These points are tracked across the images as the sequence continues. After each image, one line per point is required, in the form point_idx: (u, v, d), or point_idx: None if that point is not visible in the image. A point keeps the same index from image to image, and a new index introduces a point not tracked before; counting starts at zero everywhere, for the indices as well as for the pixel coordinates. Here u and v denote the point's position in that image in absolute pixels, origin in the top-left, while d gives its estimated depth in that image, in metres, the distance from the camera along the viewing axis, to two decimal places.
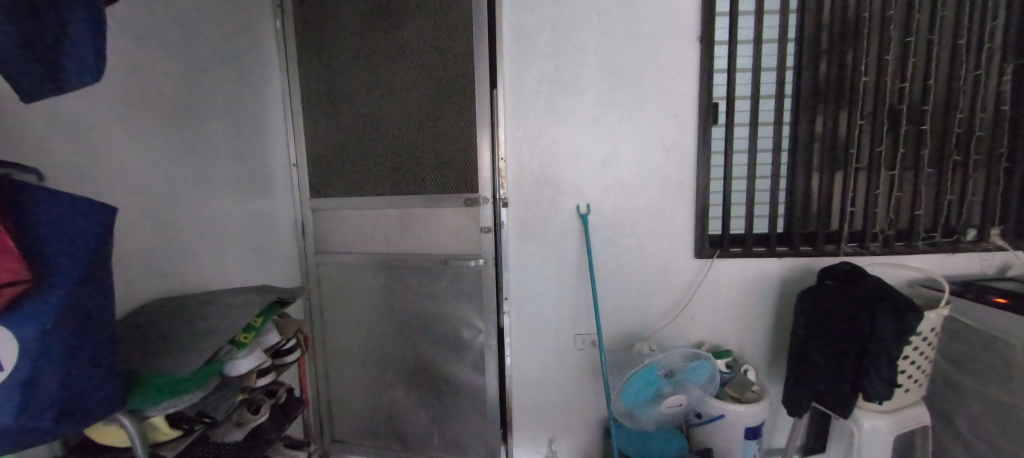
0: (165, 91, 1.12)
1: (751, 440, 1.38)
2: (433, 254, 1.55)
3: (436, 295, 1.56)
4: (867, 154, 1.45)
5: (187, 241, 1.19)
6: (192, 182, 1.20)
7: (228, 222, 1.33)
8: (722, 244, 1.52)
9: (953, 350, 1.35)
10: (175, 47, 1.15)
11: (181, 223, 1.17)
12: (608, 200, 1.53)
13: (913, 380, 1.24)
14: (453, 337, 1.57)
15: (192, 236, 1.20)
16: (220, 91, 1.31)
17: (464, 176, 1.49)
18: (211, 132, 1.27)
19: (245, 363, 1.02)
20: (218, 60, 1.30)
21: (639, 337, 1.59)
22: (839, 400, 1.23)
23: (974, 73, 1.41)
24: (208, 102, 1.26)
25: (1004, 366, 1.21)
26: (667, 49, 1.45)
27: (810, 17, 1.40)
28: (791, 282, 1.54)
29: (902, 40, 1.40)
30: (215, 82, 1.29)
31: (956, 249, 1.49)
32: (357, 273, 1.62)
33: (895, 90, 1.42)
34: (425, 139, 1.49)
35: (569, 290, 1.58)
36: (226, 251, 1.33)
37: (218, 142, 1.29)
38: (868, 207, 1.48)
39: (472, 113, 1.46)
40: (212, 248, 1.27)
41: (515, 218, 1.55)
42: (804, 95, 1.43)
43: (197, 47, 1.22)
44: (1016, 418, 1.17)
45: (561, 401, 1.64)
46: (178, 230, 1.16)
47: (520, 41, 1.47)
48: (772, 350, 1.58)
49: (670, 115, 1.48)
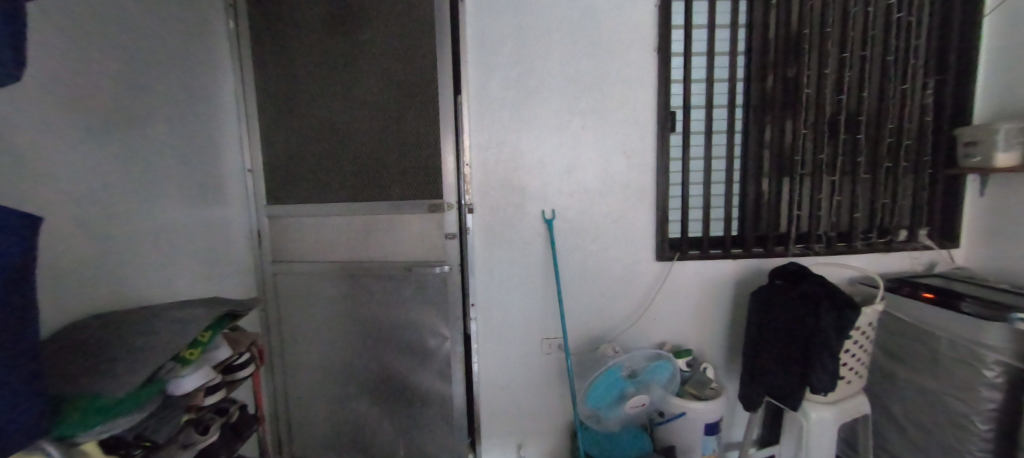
0: (102, 91, 1.05)
1: (710, 436, 1.43)
2: (398, 261, 1.53)
3: (402, 303, 1.53)
4: (811, 161, 1.54)
5: (126, 253, 1.11)
6: (134, 189, 1.13)
7: (174, 231, 1.25)
8: (681, 246, 1.58)
9: (888, 343, 1.46)
10: (113, 46, 1.08)
11: (120, 233, 1.09)
12: (573, 205, 1.55)
13: (854, 372, 1.32)
14: (418, 345, 1.54)
15: (133, 247, 1.12)
16: (167, 93, 1.24)
17: (428, 182, 1.48)
18: (155, 135, 1.19)
19: (190, 380, 0.96)
20: (165, 62, 1.24)
21: (603, 339, 1.62)
22: (790, 394, 1.29)
23: (902, 87, 1.53)
24: (152, 104, 1.19)
25: (932, 357, 1.31)
26: (626, 59, 1.50)
27: (757, 32, 1.49)
28: (744, 282, 1.61)
29: (840, 55, 1.51)
30: (163, 85, 1.23)
31: (890, 249, 1.61)
32: (317, 283, 1.57)
33: (834, 102, 1.53)
34: (389, 144, 1.46)
35: (536, 295, 1.59)
36: (174, 261, 1.25)
37: (163, 147, 1.22)
38: (813, 210, 1.57)
39: (435, 119, 1.45)
40: (156, 259, 1.19)
41: (480, 224, 1.54)
42: (754, 106, 1.51)
43: (141, 46, 1.16)
44: (943, 404, 1.27)
45: (528, 407, 1.64)
46: (117, 239, 1.09)
47: (484, 47, 1.48)
48: (729, 348, 1.65)
49: (631, 123, 1.52)
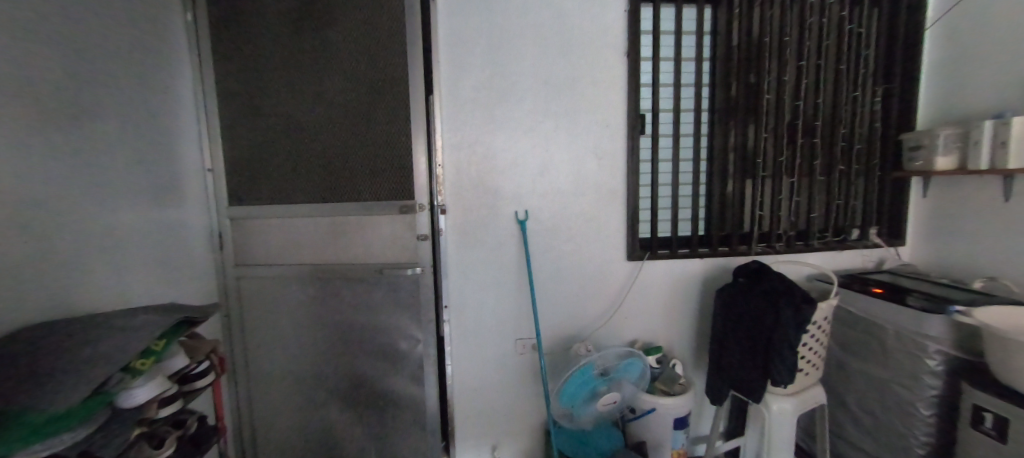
0: (49, 85, 0.98)
1: (679, 430, 1.47)
2: (368, 263, 1.50)
3: (373, 306, 1.50)
4: (772, 164, 1.61)
5: (75, 258, 1.04)
6: (84, 189, 1.06)
7: (127, 234, 1.18)
8: (651, 247, 1.62)
9: (842, 336, 1.54)
10: (61, 36, 1.01)
11: (68, 237, 1.02)
12: (546, 206, 1.56)
13: (811, 364, 1.39)
14: (390, 349, 1.52)
15: (81, 251, 1.05)
16: (120, 88, 1.17)
17: (399, 183, 1.45)
18: (106, 132, 1.12)
19: (143, 391, 0.90)
20: (118, 55, 1.17)
21: (576, 338, 1.63)
22: (753, 387, 1.34)
23: (853, 95, 1.63)
24: (103, 100, 1.11)
25: (881, 348, 1.39)
26: (597, 62, 1.52)
27: (721, 39, 1.54)
28: (711, 280, 1.67)
29: (798, 63, 1.59)
30: (115, 79, 1.16)
31: (844, 247, 1.70)
32: (283, 287, 1.51)
33: (792, 108, 1.61)
34: (358, 144, 1.43)
35: (509, 295, 1.59)
36: (127, 266, 1.18)
37: (116, 144, 1.15)
38: (773, 210, 1.64)
39: (407, 118, 1.43)
40: (108, 264, 1.12)
41: (453, 225, 1.53)
42: (718, 110, 1.57)
43: (91, 37, 1.09)
44: (891, 392, 1.36)
45: (502, 408, 1.64)
46: (65, 243, 1.01)
47: (456, 47, 1.46)
48: (696, 344, 1.70)
49: (602, 125, 1.55)
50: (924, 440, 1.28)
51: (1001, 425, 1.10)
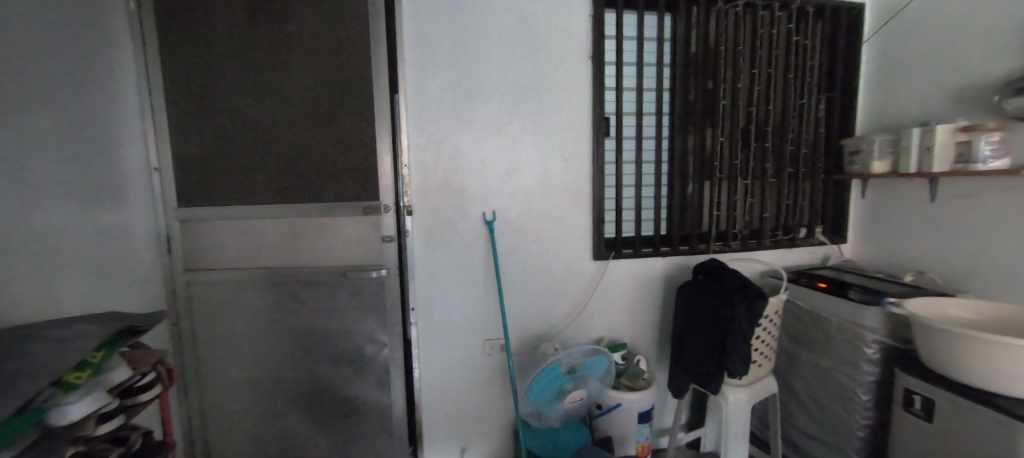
0: None
1: (643, 424, 1.51)
2: (331, 265, 1.45)
3: (335, 310, 1.46)
4: (728, 166, 1.69)
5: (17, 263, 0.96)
6: (21, 188, 0.98)
7: (68, 237, 1.10)
8: (616, 246, 1.66)
9: (791, 328, 1.64)
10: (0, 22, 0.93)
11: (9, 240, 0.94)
12: (513, 207, 1.57)
13: (764, 356, 1.46)
14: (354, 354, 1.48)
15: (24, 257, 0.97)
16: (58, 79, 1.08)
17: (363, 183, 1.42)
18: (43, 126, 1.03)
19: (78, 408, 0.82)
20: (55, 44, 1.08)
21: (544, 337, 1.65)
22: (710, 379, 1.40)
23: (800, 102, 1.74)
24: (39, 91, 1.03)
25: (825, 339, 1.49)
26: (563, 65, 1.55)
27: (680, 46, 1.61)
28: (672, 277, 1.73)
29: (751, 70, 1.67)
30: (52, 71, 1.07)
31: (794, 245, 1.81)
32: (238, 292, 1.44)
33: (746, 113, 1.69)
34: (319, 143, 1.39)
35: (477, 296, 1.59)
36: (69, 271, 1.10)
37: (54, 140, 1.07)
38: (730, 211, 1.72)
39: (370, 117, 1.40)
40: (50, 269, 1.04)
41: (419, 227, 1.51)
42: (678, 114, 1.63)
43: (28, 24, 1.00)
44: (835, 380, 1.46)
45: (471, 409, 1.63)
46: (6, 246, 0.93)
47: (421, 46, 1.45)
48: (659, 340, 1.76)
49: (568, 127, 1.58)
50: (864, 422, 1.39)
51: (928, 406, 1.21)
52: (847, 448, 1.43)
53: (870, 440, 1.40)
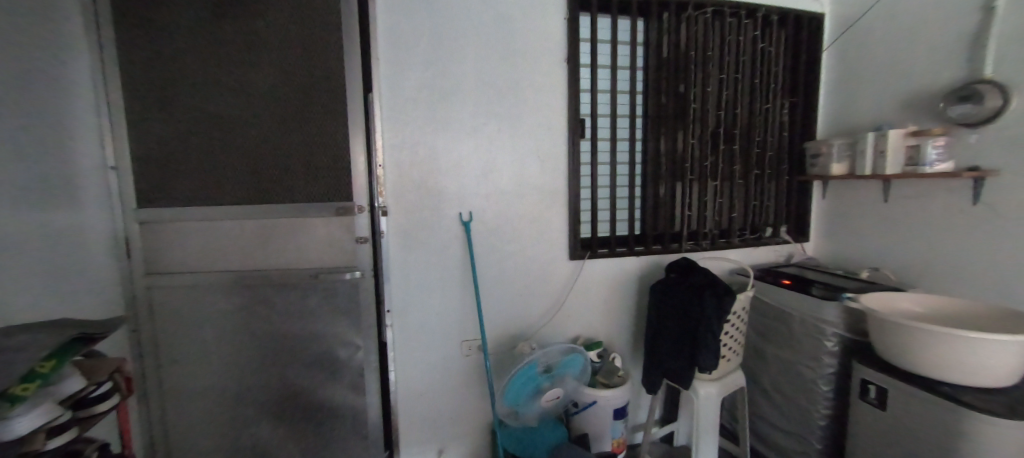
0: None
1: (617, 420, 1.54)
2: (302, 267, 1.42)
3: (308, 313, 1.43)
4: (699, 167, 1.74)
5: None
6: None
7: (19, 239, 1.03)
8: (591, 246, 1.69)
9: (758, 324, 1.71)
10: None
11: None
12: (490, 208, 1.58)
13: (732, 351, 1.52)
14: (327, 358, 1.45)
15: None
16: (5, 72, 1.02)
17: (336, 183, 1.40)
18: None
19: (26, 421, 0.77)
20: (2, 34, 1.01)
21: (521, 337, 1.66)
22: (682, 374, 1.44)
23: (765, 106, 1.81)
24: None
25: (789, 333, 1.56)
26: (538, 66, 1.56)
27: (652, 50, 1.65)
28: (646, 276, 1.77)
29: (719, 75, 1.73)
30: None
31: (760, 243, 1.89)
32: (204, 296, 1.39)
33: (715, 116, 1.75)
34: (290, 143, 1.35)
35: (454, 297, 1.58)
36: (21, 275, 1.03)
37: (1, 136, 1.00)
38: (700, 211, 1.78)
39: (343, 116, 1.38)
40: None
41: (395, 227, 1.49)
42: (651, 117, 1.67)
43: None
44: (798, 372, 1.52)
45: (448, 411, 1.62)
46: None
47: (396, 45, 1.43)
48: (633, 338, 1.80)
49: (544, 128, 1.59)
50: (824, 412, 1.45)
51: (881, 394, 1.28)
52: (809, 437, 1.50)
53: (830, 429, 1.47)
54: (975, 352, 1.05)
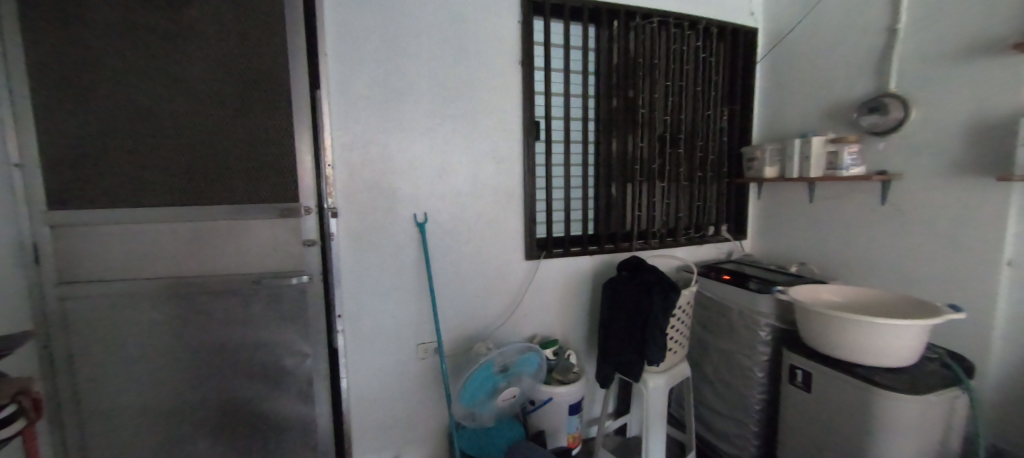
0: None
1: (573, 415, 1.58)
2: (243, 273, 1.34)
3: (251, 321, 1.36)
4: (647, 169, 1.83)
5: None
6: None
7: None
8: (546, 246, 1.72)
9: (701, 317, 1.81)
10: None
11: None
12: (445, 209, 1.57)
13: (678, 343, 1.60)
14: (273, 367, 1.39)
15: None
16: None
17: (281, 184, 1.35)
18: None
19: None
20: None
21: (478, 337, 1.67)
22: (632, 367, 1.50)
23: (707, 113, 1.93)
24: None
25: (728, 325, 1.67)
26: (493, 68, 1.57)
27: (603, 56, 1.71)
28: (599, 274, 1.83)
29: (665, 82, 1.83)
30: None
31: (704, 241, 2.01)
32: (131, 306, 1.28)
33: (663, 121, 1.84)
34: (229, 141, 1.28)
35: (409, 300, 1.56)
36: None
37: None
38: (649, 211, 1.87)
39: (288, 113, 1.32)
40: None
41: (345, 229, 1.45)
42: (603, 120, 1.74)
43: None
44: (736, 361, 1.64)
45: (404, 415, 1.60)
46: None
47: (345, 41, 1.39)
48: (588, 334, 1.85)
49: (499, 130, 1.61)
50: (759, 396, 1.57)
51: (807, 378, 1.40)
52: (747, 421, 1.61)
53: (765, 412, 1.59)
54: (883, 335, 1.18)
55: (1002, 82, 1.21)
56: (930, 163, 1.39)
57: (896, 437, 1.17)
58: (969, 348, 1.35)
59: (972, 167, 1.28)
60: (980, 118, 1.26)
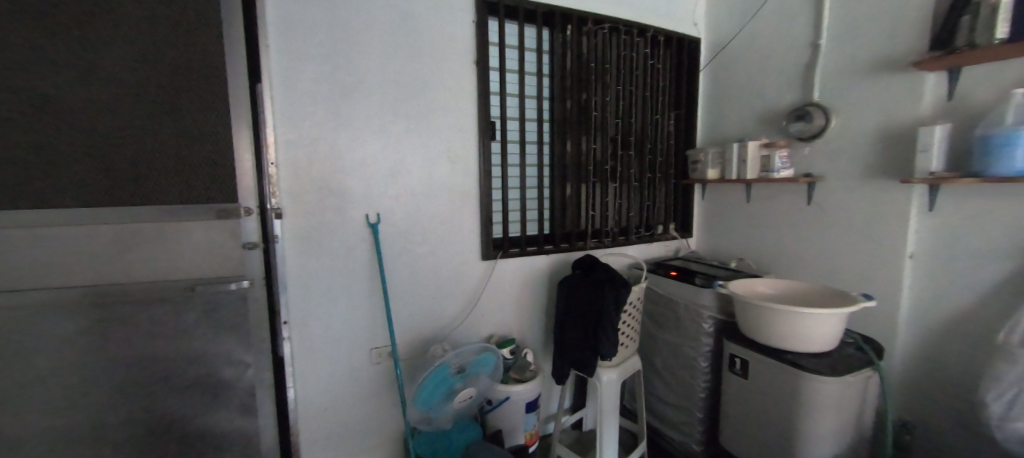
0: None
1: (530, 412, 1.60)
2: (173, 279, 1.23)
3: (182, 332, 1.24)
4: (600, 170, 1.89)
5: None
6: None
7: None
8: (503, 246, 1.73)
9: (651, 312, 1.90)
10: None
11: None
12: (399, 209, 1.54)
13: (629, 338, 1.67)
14: (210, 381, 1.29)
15: None
16: None
17: (217, 183, 1.26)
18: None
19: None
20: None
21: (435, 339, 1.65)
22: (586, 363, 1.54)
23: (655, 117, 2.03)
24: None
25: (675, 318, 1.76)
26: (447, 67, 1.56)
27: (557, 58, 1.75)
28: (555, 273, 1.87)
29: (616, 87, 1.90)
30: None
31: (654, 239, 2.10)
32: (28, 323, 1.10)
33: (615, 124, 1.91)
34: (155, 135, 1.16)
35: (360, 303, 1.52)
36: None
37: None
38: (602, 210, 1.93)
39: (223, 108, 1.24)
40: None
41: (291, 231, 1.38)
42: (557, 122, 1.77)
43: None
44: (682, 352, 1.73)
45: (357, 423, 1.55)
46: None
47: (288, 33, 1.32)
48: (544, 333, 1.88)
49: (454, 129, 1.60)
50: (703, 385, 1.67)
51: (744, 365, 1.50)
52: (692, 409, 1.70)
53: (709, 399, 1.69)
54: (807, 323, 1.29)
55: (904, 95, 1.36)
56: (846, 167, 1.54)
57: (820, 416, 1.29)
58: (878, 333, 1.51)
59: (882, 170, 1.44)
60: (886, 127, 1.41)
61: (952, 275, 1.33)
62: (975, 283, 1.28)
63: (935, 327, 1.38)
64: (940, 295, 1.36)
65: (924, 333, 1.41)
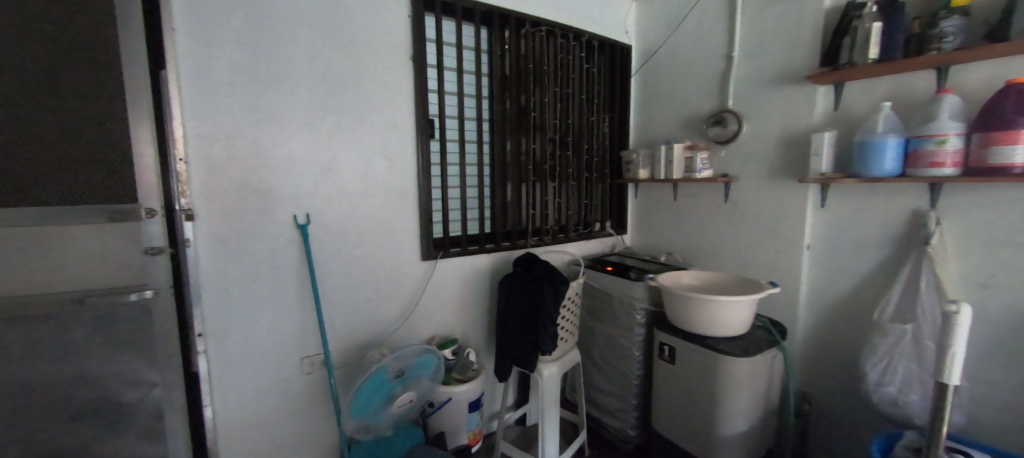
0: None
1: (473, 412, 1.61)
2: (50, 292, 1.02)
3: (66, 353, 1.03)
4: (539, 170, 1.94)
5: None
6: None
7: None
8: (443, 246, 1.72)
9: (588, 306, 1.98)
10: None
11: None
12: (331, 209, 1.46)
13: (568, 332, 1.72)
14: (104, 408, 1.10)
15: None
16: None
17: (110, 179, 1.08)
18: None
19: None
20: None
21: (372, 343, 1.59)
22: (528, 359, 1.56)
23: (591, 119, 2.12)
24: None
25: (609, 311, 1.86)
26: (382, 61, 1.51)
27: (496, 59, 1.76)
28: (496, 271, 1.89)
29: (554, 88, 1.95)
30: None
31: (591, 236, 2.20)
32: None
33: (553, 125, 1.97)
34: (24, 115, 0.95)
35: (288, 309, 1.43)
36: None
37: None
38: (542, 209, 1.98)
39: (117, 92, 1.08)
40: None
41: (204, 234, 1.26)
42: (496, 122, 1.79)
43: None
44: (618, 342, 1.82)
45: (285, 436, 1.46)
46: None
47: (200, 17, 1.20)
48: (486, 331, 1.90)
49: (389, 126, 1.55)
50: (637, 372, 1.77)
51: (671, 352, 1.61)
52: (627, 396, 1.80)
53: (642, 386, 1.79)
54: (727, 310, 1.42)
55: (802, 105, 1.54)
56: (755, 167, 1.72)
57: (734, 394, 1.42)
58: (781, 315, 1.70)
59: (783, 171, 1.62)
60: (787, 133, 1.59)
61: (838, 263, 1.53)
62: (855, 269, 1.48)
63: (827, 308, 1.58)
64: (832, 280, 1.55)
65: (818, 314, 1.61)
